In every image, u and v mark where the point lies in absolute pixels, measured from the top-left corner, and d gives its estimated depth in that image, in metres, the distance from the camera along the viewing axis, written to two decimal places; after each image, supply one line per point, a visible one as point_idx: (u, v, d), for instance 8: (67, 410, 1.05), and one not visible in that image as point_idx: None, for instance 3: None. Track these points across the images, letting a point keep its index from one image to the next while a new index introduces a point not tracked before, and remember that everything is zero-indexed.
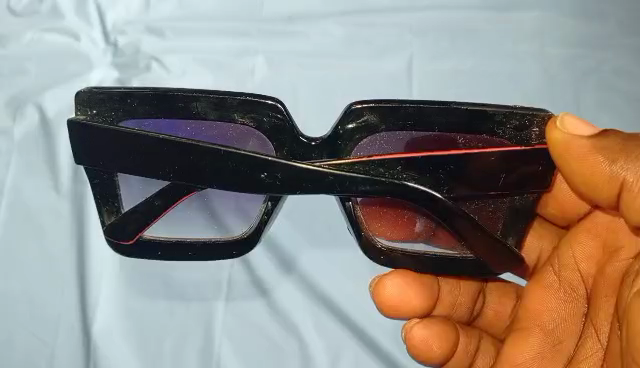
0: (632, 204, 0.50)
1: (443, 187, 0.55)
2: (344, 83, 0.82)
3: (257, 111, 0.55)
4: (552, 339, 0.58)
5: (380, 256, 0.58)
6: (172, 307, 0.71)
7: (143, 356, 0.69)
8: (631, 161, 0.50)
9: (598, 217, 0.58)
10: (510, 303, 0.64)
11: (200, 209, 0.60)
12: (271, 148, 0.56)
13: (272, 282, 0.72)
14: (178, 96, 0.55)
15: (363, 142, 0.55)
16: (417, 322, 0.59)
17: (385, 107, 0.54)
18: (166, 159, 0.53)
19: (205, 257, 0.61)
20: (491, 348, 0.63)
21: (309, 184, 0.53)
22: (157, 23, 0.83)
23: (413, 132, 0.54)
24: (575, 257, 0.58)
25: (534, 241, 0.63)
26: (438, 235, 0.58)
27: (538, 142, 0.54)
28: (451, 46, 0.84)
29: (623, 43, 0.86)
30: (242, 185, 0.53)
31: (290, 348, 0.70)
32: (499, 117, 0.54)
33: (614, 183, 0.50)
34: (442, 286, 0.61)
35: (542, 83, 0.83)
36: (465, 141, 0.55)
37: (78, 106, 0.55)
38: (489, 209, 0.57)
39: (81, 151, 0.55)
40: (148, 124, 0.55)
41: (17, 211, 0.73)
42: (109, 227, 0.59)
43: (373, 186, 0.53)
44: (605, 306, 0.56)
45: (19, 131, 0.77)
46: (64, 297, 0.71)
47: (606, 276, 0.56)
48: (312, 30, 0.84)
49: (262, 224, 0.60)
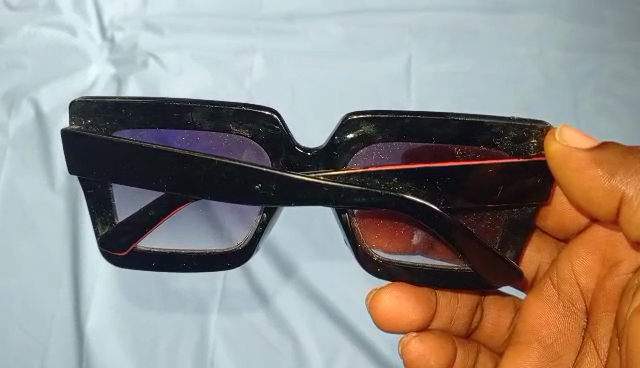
0: (633, 218, 0.49)
1: (441, 200, 0.54)
2: (342, 83, 0.81)
3: (253, 122, 0.54)
4: (550, 353, 0.58)
5: (377, 268, 0.57)
6: (166, 308, 0.70)
7: (136, 356, 0.68)
8: (631, 176, 0.49)
9: (598, 230, 0.57)
10: (509, 315, 0.64)
11: (195, 220, 0.59)
12: (267, 159, 0.55)
13: (269, 285, 0.71)
14: (173, 106, 0.54)
15: (359, 153, 0.54)
16: (415, 336, 0.58)
17: (381, 118, 0.53)
18: (160, 169, 0.53)
19: (199, 268, 0.61)
20: (490, 361, 0.62)
21: (304, 195, 0.52)
22: (155, 20, 0.83)
23: (410, 143, 0.54)
24: (574, 270, 0.58)
25: (533, 254, 0.62)
26: (435, 247, 0.57)
27: (536, 154, 0.54)
28: (451, 46, 0.84)
29: (623, 47, 0.85)
30: (236, 196, 0.52)
31: (284, 349, 0.69)
32: (498, 128, 0.53)
33: (613, 197, 0.50)
34: (440, 298, 0.61)
35: (540, 84, 0.82)
36: (462, 152, 0.54)
37: (72, 117, 0.55)
38: (488, 222, 0.56)
39: (75, 161, 0.55)
40: (144, 135, 0.55)
41: (10, 206, 0.73)
42: (103, 237, 0.58)
43: (369, 198, 0.52)
44: (605, 321, 0.55)
45: (14, 127, 0.77)
46: (58, 296, 0.70)
47: (605, 290, 0.55)
48: (311, 30, 0.84)
49: (257, 236, 0.59)
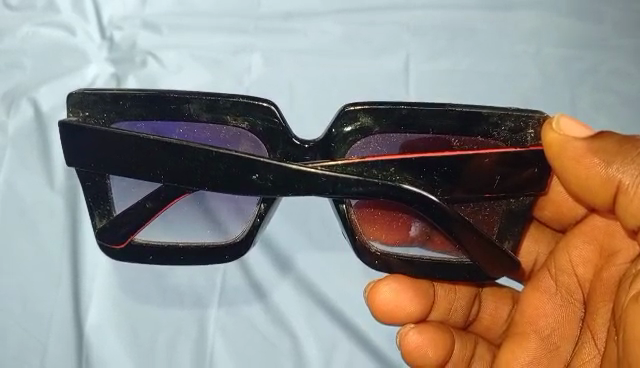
0: (630, 206, 0.49)
1: (438, 190, 0.54)
2: (340, 81, 0.81)
3: (251, 113, 0.54)
4: (548, 344, 0.58)
5: (374, 261, 0.57)
6: (165, 305, 0.70)
7: (135, 354, 0.68)
8: (628, 164, 0.49)
9: (595, 220, 0.57)
10: (506, 307, 0.63)
11: (193, 212, 0.59)
12: (264, 150, 0.55)
13: (268, 283, 0.71)
14: (170, 98, 0.54)
15: (357, 144, 0.54)
16: (413, 328, 0.58)
17: (378, 109, 0.53)
18: (158, 160, 0.52)
19: (197, 262, 0.60)
20: (487, 354, 0.62)
21: (301, 185, 0.52)
22: (153, 19, 0.84)
23: (407, 134, 0.54)
24: (572, 261, 0.58)
25: (531, 245, 0.62)
26: (433, 239, 0.57)
27: (533, 143, 0.53)
28: (450, 44, 0.84)
29: (620, 45, 0.85)
30: (234, 187, 0.52)
31: (283, 346, 0.69)
32: (494, 118, 0.53)
33: (610, 185, 0.50)
34: (438, 291, 0.61)
35: (538, 82, 0.82)
36: (459, 143, 0.54)
37: (70, 108, 0.55)
38: (485, 213, 0.56)
39: (73, 153, 0.55)
40: (141, 126, 0.55)
41: (9, 204, 0.73)
42: (101, 230, 0.58)
43: (366, 188, 0.51)
44: (602, 311, 0.55)
45: (14, 126, 0.77)
46: (57, 295, 0.70)
47: (603, 280, 0.55)
48: (309, 29, 0.84)
49: (255, 228, 0.59)
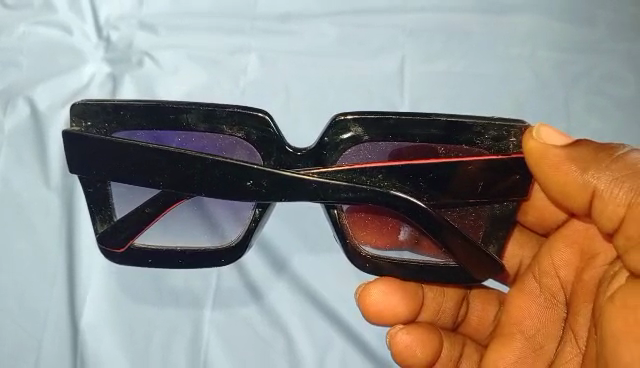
0: (605, 210, 0.51)
1: (425, 195, 0.56)
2: (336, 83, 0.83)
3: (247, 123, 0.56)
4: (533, 344, 0.60)
5: (366, 264, 0.59)
6: (161, 303, 0.72)
7: (131, 351, 0.70)
8: (602, 170, 0.51)
9: (575, 225, 0.59)
10: (493, 309, 0.66)
11: (190, 217, 0.61)
12: (259, 158, 0.57)
13: (264, 283, 0.73)
14: (169, 108, 0.56)
15: (348, 152, 0.56)
16: (402, 328, 0.60)
17: (368, 118, 0.55)
18: (155, 168, 0.54)
19: (193, 265, 0.62)
20: (475, 354, 0.65)
21: (294, 192, 0.54)
22: (150, 19, 0.85)
23: (396, 143, 0.56)
24: (554, 264, 0.60)
25: (515, 249, 0.64)
26: (422, 243, 0.59)
27: (515, 151, 0.55)
28: (443, 46, 0.86)
29: (614, 48, 0.87)
30: (229, 192, 0.54)
31: (277, 345, 0.71)
32: (478, 128, 0.55)
33: (586, 191, 0.52)
34: (427, 293, 0.63)
35: (529, 85, 0.84)
36: (445, 150, 0.56)
37: (73, 118, 0.56)
38: (471, 217, 0.58)
39: (76, 161, 0.56)
40: (140, 135, 0.56)
41: (8, 202, 0.75)
42: (102, 234, 0.60)
43: (355, 194, 0.54)
44: (583, 312, 0.57)
45: (10, 124, 0.79)
46: (53, 293, 0.72)
47: (583, 282, 0.57)
48: (306, 30, 0.86)
49: (250, 232, 0.61)
